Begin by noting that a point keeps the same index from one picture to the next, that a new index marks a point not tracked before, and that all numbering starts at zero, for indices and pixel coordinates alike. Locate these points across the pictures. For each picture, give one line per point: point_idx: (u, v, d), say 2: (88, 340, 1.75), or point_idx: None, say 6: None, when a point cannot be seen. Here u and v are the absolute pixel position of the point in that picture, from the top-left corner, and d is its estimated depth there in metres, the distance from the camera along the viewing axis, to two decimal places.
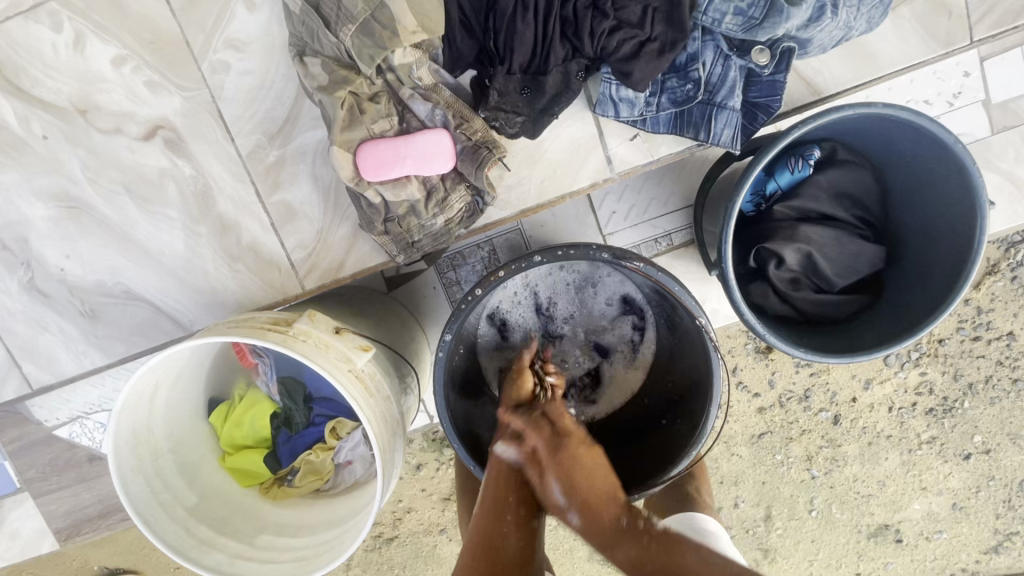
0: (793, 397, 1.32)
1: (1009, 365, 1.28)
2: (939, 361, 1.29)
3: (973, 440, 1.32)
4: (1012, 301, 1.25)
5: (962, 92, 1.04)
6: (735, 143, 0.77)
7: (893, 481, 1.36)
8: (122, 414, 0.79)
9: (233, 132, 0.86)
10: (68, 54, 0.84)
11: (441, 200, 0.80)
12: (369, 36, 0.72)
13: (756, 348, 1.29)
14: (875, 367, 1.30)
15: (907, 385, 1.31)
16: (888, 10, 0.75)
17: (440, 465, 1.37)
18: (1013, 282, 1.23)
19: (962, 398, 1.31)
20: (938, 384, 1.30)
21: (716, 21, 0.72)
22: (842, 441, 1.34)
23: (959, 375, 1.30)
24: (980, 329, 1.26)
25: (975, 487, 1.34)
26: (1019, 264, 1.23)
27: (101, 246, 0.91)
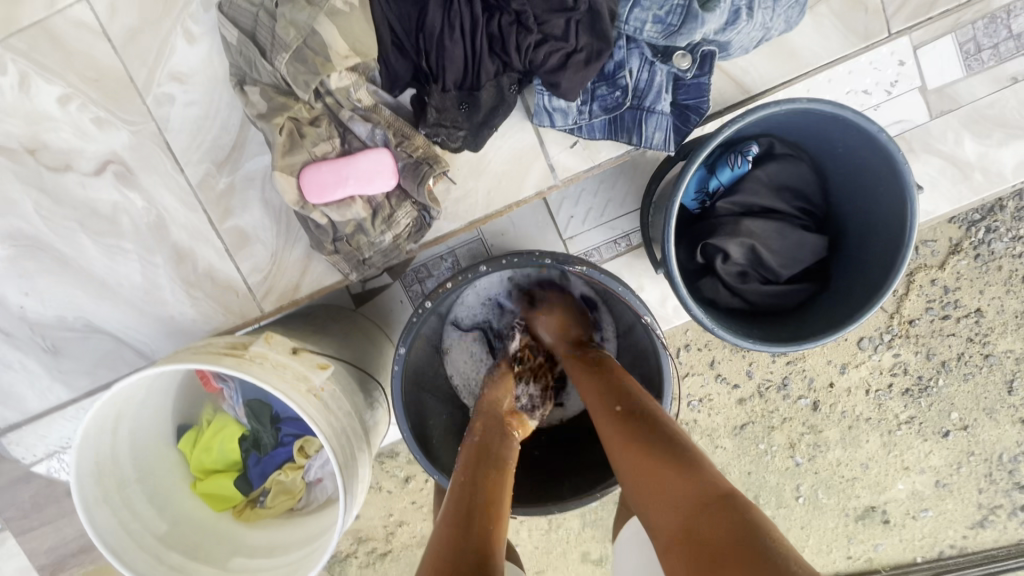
0: (771, 386, 1.34)
1: (978, 340, 1.31)
2: (911, 341, 1.31)
3: (951, 418, 1.35)
4: (977, 277, 1.28)
5: (898, 80, 1.07)
6: (667, 146, 0.79)
7: (876, 463, 1.38)
8: (84, 447, 0.79)
9: (182, 162, 0.87)
10: (13, 96, 0.85)
11: (387, 217, 0.82)
12: (302, 62, 0.74)
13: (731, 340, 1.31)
14: (849, 351, 1.33)
15: (882, 367, 1.34)
16: (805, 8, 0.77)
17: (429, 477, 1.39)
18: (976, 260, 1.26)
19: (936, 376, 1.33)
20: (912, 363, 1.33)
21: (637, 30, 0.75)
22: (822, 427, 1.36)
23: (931, 353, 1.32)
24: (947, 308, 1.29)
25: (956, 464, 1.37)
26: (981, 241, 1.26)
27: (59, 282, 0.92)
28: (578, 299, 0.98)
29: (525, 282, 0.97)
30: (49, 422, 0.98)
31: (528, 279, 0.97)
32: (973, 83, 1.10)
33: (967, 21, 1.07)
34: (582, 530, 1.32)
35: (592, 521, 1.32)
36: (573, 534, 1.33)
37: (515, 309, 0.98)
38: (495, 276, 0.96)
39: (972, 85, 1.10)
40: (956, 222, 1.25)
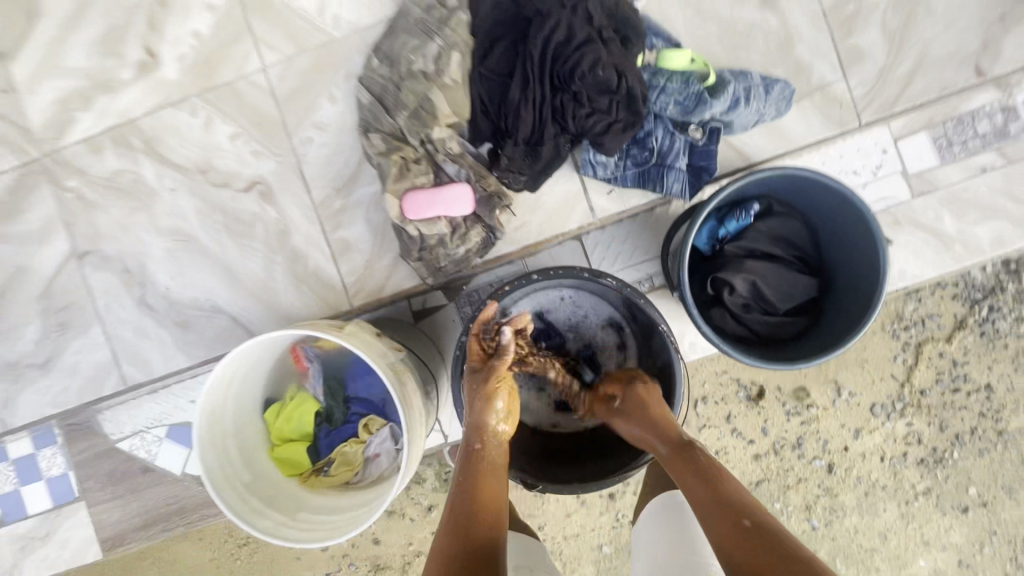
0: (786, 444, 1.45)
1: (990, 416, 1.44)
2: (923, 411, 1.44)
3: (968, 493, 1.44)
4: (984, 353, 1.43)
5: (882, 164, 1.31)
6: (683, 195, 1.03)
7: (894, 534, 1.46)
8: (210, 393, 1.00)
9: (311, 186, 1.15)
10: (198, 131, 1.16)
11: (462, 234, 1.06)
12: (416, 119, 1.03)
13: (747, 397, 1.44)
14: (863, 417, 1.45)
15: (897, 436, 1.45)
16: (790, 101, 1.03)
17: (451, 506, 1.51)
18: (982, 336, 1.42)
19: (950, 448, 1.44)
20: (925, 434, 1.44)
21: (663, 109, 1.01)
22: (838, 490, 1.46)
23: (944, 425, 1.44)
24: (957, 381, 1.43)
25: (978, 543, 1.44)
26: (985, 320, 1.41)
27: (200, 271, 1.18)
28: (608, 319, 1.17)
29: (563, 300, 1.17)
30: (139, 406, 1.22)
31: (567, 298, 1.17)
32: (947, 171, 1.32)
33: (939, 121, 1.31)
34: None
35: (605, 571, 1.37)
36: None
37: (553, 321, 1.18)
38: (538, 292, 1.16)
39: (946, 172, 1.32)
40: (959, 299, 1.41)
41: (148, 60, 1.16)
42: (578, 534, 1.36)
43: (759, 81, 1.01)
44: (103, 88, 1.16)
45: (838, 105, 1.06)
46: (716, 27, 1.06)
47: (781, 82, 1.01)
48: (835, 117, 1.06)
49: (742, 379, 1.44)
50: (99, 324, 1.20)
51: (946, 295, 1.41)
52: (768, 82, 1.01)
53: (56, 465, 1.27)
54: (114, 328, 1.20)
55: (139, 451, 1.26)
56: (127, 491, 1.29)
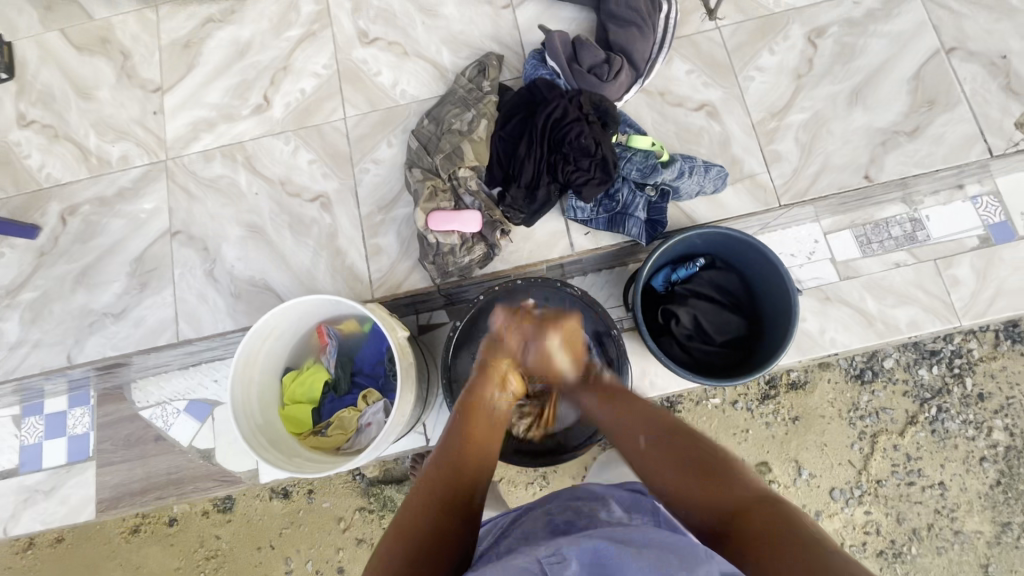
0: None
1: (946, 514, 1.67)
2: (880, 501, 1.68)
3: None
4: (935, 451, 1.69)
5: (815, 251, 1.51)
6: (639, 237, 1.35)
7: None
8: (252, 339, 1.25)
9: (361, 203, 1.50)
10: (286, 154, 1.56)
11: (469, 248, 1.37)
12: (449, 160, 1.40)
13: None
14: (824, 500, 1.69)
15: (856, 523, 1.69)
16: (725, 182, 1.37)
17: None
18: (933, 434, 1.69)
19: (908, 543, 1.67)
20: (883, 524, 1.68)
21: (628, 174, 1.36)
22: None
23: (901, 517, 1.68)
24: (911, 475, 1.68)
25: None
26: (935, 418, 1.70)
27: (261, 255, 1.49)
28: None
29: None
30: (166, 378, 1.53)
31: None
32: (870, 262, 1.50)
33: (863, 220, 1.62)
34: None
35: None
36: None
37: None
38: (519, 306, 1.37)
39: (870, 263, 1.50)
40: (911, 396, 1.70)
41: (264, 104, 1.59)
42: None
43: (701, 162, 1.36)
44: (226, 118, 1.59)
45: (763, 189, 1.41)
46: (674, 126, 1.45)
47: (718, 166, 1.37)
48: (761, 198, 1.41)
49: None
50: (171, 287, 1.50)
51: (897, 392, 1.71)
52: (708, 164, 1.36)
53: (81, 425, 1.55)
54: (182, 292, 1.50)
55: (158, 420, 1.55)
56: (136, 456, 1.56)
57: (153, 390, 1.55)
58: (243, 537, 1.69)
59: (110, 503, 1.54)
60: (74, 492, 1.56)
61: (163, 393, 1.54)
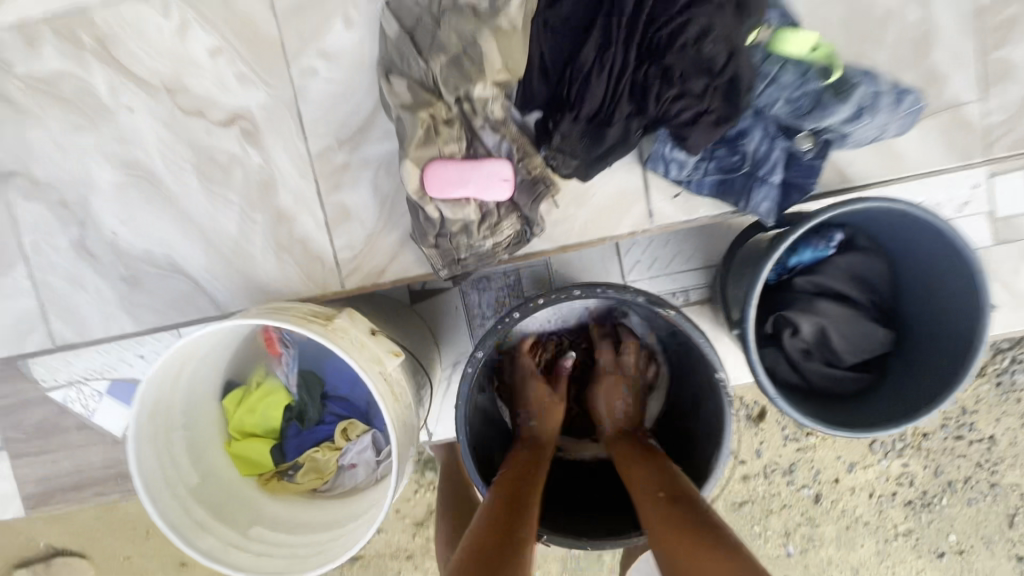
0: (776, 470, 1.36)
1: (987, 467, 1.33)
2: (920, 454, 1.34)
3: (947, 539, 1.36)
4: (996, 405, 1.31)
5: (970, 202, 0.95)
6: (770, 216, 0.83)
7: (865, 570, 1.39)
8: (153, 382, 0.81)
9: (308, 132, 0.91)
10: (168, 36, 0.89)
11: (493, 225, 0.85)
12: (457, 68, 0.80)
13: (748, 416, 1.35)
14: (859, 451, 1.35)
15: (889, 474, 1.36)
16: (917, 120, 0.82)
17: (419, 488, 1.39)
18: (998, 387, 1.30)
19: (940, 494, 1.35)
20: (918, 476, 1.35)
21: (768, 105, 0.79)
22: (820, 521, 1.38)
23: (939, 470, 1.34)
24: (962, 429, 1.32)
25: None
26: (1006, 370, 1.30)
27: (158, 217, 0.94)
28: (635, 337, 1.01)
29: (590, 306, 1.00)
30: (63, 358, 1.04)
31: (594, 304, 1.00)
32: None
33: None
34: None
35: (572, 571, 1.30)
36: None
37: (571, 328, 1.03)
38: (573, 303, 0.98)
39: None
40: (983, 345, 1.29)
41: None
42: None
43: (889, 87, 0.80)
44: None
45: (966, 131, 0.88)
46: (845, 8, 0.84)
47: (915, 92, 0.81)
48: (961, 146, 0.88)
49: (744, 399, 1.33)
50: (24, 265, 0.97)
51: None
52: (900, 90, 0.80)
53: None
54: (43, 274, 0.97)
55: (75, 405, 1.09)
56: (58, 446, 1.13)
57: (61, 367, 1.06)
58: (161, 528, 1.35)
59: (41, 499, 1.14)
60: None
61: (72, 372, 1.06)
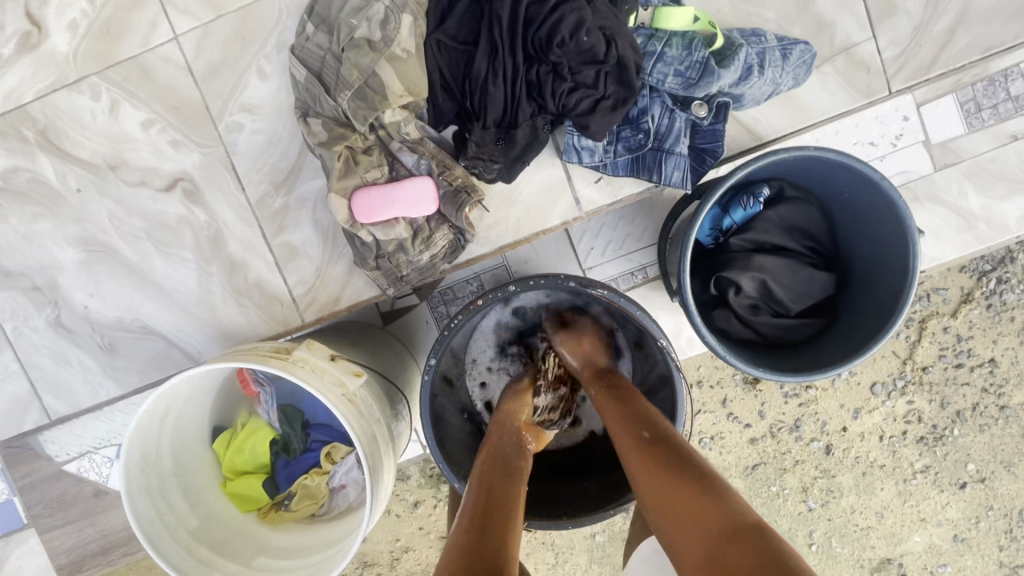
0: (783, 427, 1.33)
1: (993, 391, 1.30)
2: (924, 388, 1.31)
3: (967, 469, 1.32)
4: (990, 328, 1.28)
5: (903, 134, 0.94)
6: (685, 184, 0.86)
7: (891, 512, 1.35)
8: (136, 436, 0.86)
9: (245, 182, 0.97)
10: (104, 119, 0.96)
11: (426, 238, 0.89)
12: (362, 100, 0.84)
13: (743, 379, 1.32)
14: (863, 396, 1.32)
15: (896, 414, 1.33)
16: (811, 69, 0.86)
17: (438, 503, 1.42)
18: (988, 309, 1.27)
19: (951, 426, 1.32)
20: (926, 412, 1.32)
21: (660, 81, 0.83)
22: (835, 472, 1.35)
23: (945, 402, 1.31)
24: (961, 356, 1.29)
25: (974, 518, 1.33)
26: (992, 291, 1.27)
27: (122, 286, 1.00)
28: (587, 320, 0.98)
29: (524, 306, 0.99)
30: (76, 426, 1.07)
31: (531, 301, 0.98)
32: (975, 139, 0.95)
33: None
34: (590, 566, 1.33)
35: (600, 558, 1.32)
36: (580, 569, 1.33)
37: (514, 340, 1.00)
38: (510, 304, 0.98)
39: (974, 140, 0.96)
40: (967, 271, 1.27)
41: (33, 30, 0.95)
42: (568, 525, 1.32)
43: (774, 43, 0.84)
44: None
45: (866, 70, 0.91)
46: None
47: (801, 44, 0.85)
48: (863, 86, 0.91)
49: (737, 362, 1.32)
50: (10, 350, 1.04)
51: (950, 267, 1.28)
52: (785, 45, 0.85)
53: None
54: (29, 356, 1.03)
55: (91, 473, 1.14)
56: (81, 515, 1.18)
57: (69, 442, 1.10)
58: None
59: (74, 568, 1.20)
60: (25, 564, 1.20)
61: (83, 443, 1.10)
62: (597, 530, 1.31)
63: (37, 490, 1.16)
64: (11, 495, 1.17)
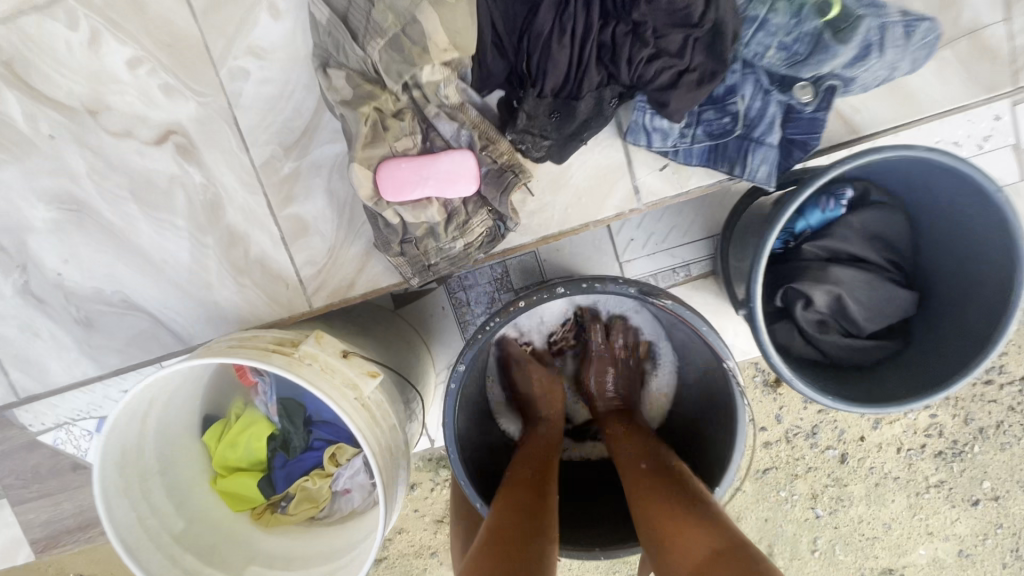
0: (799, 433, 1.25)
1: (1021, 411, 1.21)
2: (949, 402, 1.23)
3: (982, 486, 1.25)
4: None
5: (991, 135, 0.84)
6: (770, 182, 0.73)
7: (898, 524, 1.28)
8: (114, 431, 0.75)
9: (249, 141, 0.82)
10: (82, 53, 0.81)
11: (461, 223, 0.76)
12: (398, 51, 0.70)
13: (765, 382, 1.23)
14: None
15: (916, 426, 1.25)
16: (933, 52, 0.71)
17: (436, 485, 1.34)
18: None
19: (972, 442, 1.24)
20: (948, 426, 1.24)
21: (758, 55, 0.69)
22: (847, 480, 1.27)
23: (969, 417, 1.23)
24: (992, 372, 1.20)
25: (981, 535, 1.27)
26: None
27: (102, 252, 0.87)
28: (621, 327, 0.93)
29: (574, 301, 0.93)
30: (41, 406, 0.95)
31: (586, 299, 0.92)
32: None
33: None
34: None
35: None
36: None
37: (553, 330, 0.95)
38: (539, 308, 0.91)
39: None
40: None
41: None
42: None
43: (898, 17, 0.69)
44: None
45: (990, 59, 0.77)
46: None
47: (928, 21, 0.70)
48: (983, 77, 0.78)
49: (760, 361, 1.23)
50: None
51: None
52: (911, 20, 0.69)
53: None
54: None
55: None
56: None
57: None
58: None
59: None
60: None
61: None
62: None
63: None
64: None
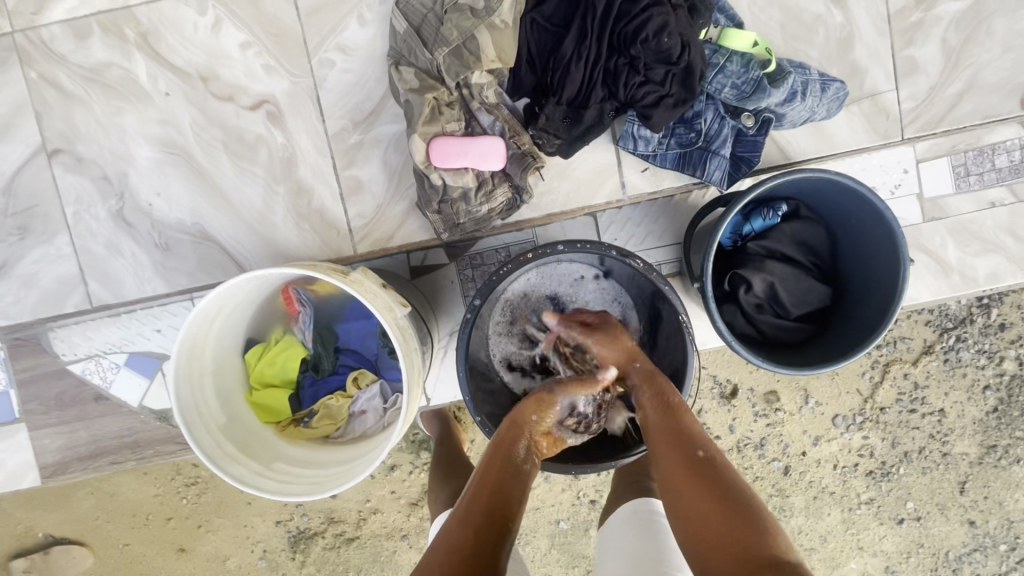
0: (749, 444, 1.43)
1: (939, 438, 1.41)
2: (879, 426, 1.42)
3: (906, 506, 1.43)
4: (944, 380, 1.40)
5: (901, 184, 1.08)
6: (722, 184, 1.00)
7: (833, 537, 1.46)
8: (192, 325, 0.91)
9: (326, 115, 1.05)
10: (205, 33, 1.03)
11: (488, 192, 0.99)
12: (457, 58, 0.94)
13: (720, 394, 1.41)
14: (824, 425, 1.42)
15: (851, 446, 1.43)
16: (843, 105, 1.00)
17: (416, 468, 1.41)
18: (945, 363, 1.39)
19: (898, 464, 1.43)
20: (877, 448, 1.43)
21: (717, 91, 0.96)
22: (790, 491, 1.44)
23: (895, 442, 1.42)
24: (915, 403, 1.40)
25: (905, 553, 1.45)
26: (951, 347, 1.39)
27: (189, 190, 1.06)
28: (596, 287, 1.06)
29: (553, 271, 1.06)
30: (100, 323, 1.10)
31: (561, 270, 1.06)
32: (961, 200, 1.09)
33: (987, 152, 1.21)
34: (550, 550, 1.39)
35: (560, 544, 1.38)
36: (540, 552, 1.39)
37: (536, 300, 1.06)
38: (530, 273, 1.06)
39: (960, 201, 1.09)
40: (931, 324, 1.38)
41: None
42: (538, 507, 1.37)
43: (817, 76, 0.98)
44: None
45: (886, 116, 1.06)
46: (781, 13, 1.03)
47: (837, 82, 0.98)
48: (879, 128, 1.06)
49: (717, 377, 1.40)
50: (66, 234, 1.08)
51: (918, 318, 1.38)
52: (825, 79, 0.98)
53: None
54: (84, 242, 1.08)
55: (94, 377, 1.12)
56: (76, 417, 1.14)
57: (78, 344, 1.11)
58: (157, 516, 1.42)
59: (56, 470, 1.16)
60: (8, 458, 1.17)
61: (91, 346, 1.11)
62: (562, 517, 1.37)
63: (35, 385, 1.13)
64: (7, 387, 1.13)
